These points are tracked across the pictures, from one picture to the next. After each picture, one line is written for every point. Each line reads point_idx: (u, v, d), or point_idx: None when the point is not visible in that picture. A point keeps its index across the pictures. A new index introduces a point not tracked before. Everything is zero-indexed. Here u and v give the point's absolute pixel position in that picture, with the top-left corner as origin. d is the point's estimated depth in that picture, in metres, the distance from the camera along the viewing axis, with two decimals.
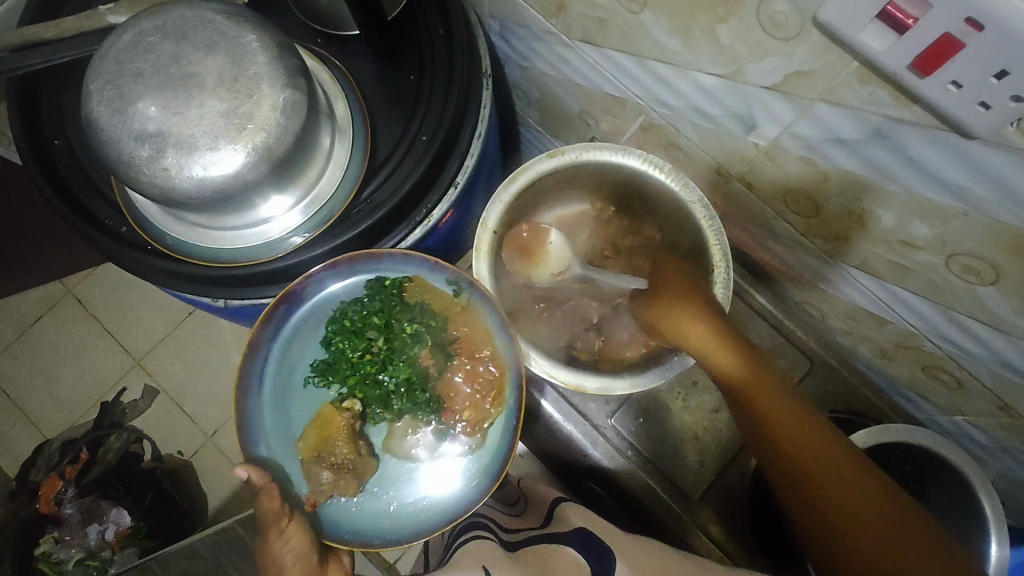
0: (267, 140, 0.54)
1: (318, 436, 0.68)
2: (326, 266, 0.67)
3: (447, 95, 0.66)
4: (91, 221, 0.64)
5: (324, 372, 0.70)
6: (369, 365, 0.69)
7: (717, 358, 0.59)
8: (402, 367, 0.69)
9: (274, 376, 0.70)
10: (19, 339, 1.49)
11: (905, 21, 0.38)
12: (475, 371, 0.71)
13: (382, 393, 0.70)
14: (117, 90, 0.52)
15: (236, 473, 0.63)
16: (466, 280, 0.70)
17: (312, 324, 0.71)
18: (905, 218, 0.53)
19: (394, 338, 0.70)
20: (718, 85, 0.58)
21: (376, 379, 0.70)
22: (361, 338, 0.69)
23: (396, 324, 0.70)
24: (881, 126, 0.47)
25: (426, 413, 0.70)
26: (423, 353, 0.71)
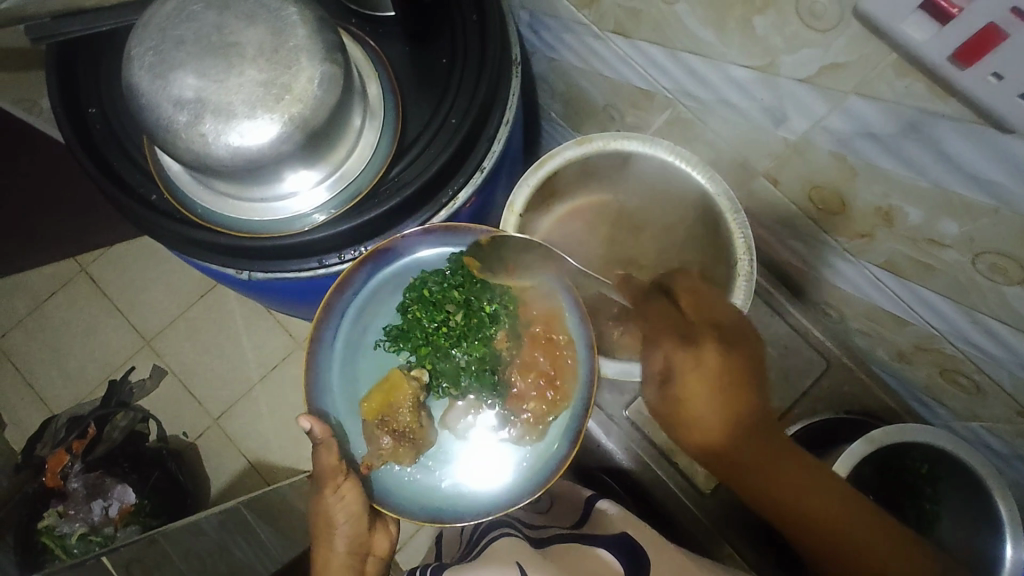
0: (303, 111, 0.54)
1: (383, 399, 0.68)
2: (405, 235, 0.68)
3: (478, 79, 0.66)
4: (123, 188, 0.65)
5: (395, 339, 0.70)
6: (443, 337, 0.69)
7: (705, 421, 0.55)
8: (478, 345, 0.69)
9: (349, 329, 0.72)
10: (31, 314, 1.50)
11: (949, 10, 0.38)
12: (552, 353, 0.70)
13: (452, 368, 0.70)
14: (159, 56, 0.53)
15: (300, 423, 0.62)
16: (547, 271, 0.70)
17: (393, 289, 0.72)
18: (934, 215, 0.53)
19: (473, 314, 0.69)
20: (750, 78, 0.58)
21: (447, 353, 0.69)
22: (439, 309, 0.69)
23: (477, 302, 0.69)
24: (915, 120, 0.47)
25: (492, 395, 0.70)
26: (499, 336, 0.70)
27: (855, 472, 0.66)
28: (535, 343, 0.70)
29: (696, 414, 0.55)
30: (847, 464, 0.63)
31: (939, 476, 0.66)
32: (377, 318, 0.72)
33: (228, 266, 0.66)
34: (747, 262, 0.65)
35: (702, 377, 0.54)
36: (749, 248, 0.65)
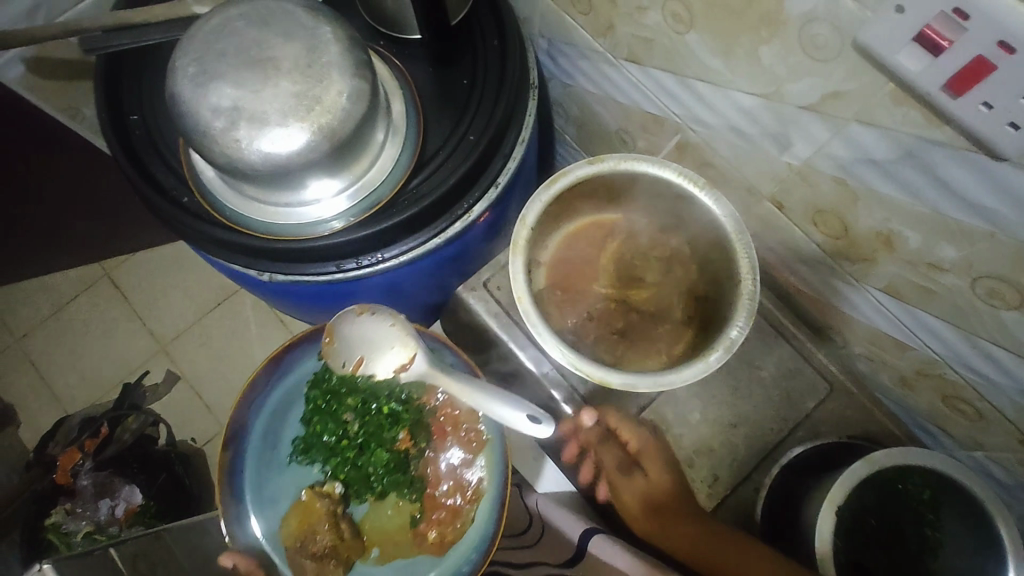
0: (331, 122, 0.58)
1: (300, 522, 0.80)
2: (287, 352, 0.81)
3: (497, 99, 0.70)
4: (157, 189, 0.69)
5: (306, 451, 0.82)
6: (345, 448, 0.81)
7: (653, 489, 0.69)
8: (381, 448, 0.80)
9: (261, 450, 0.82)
10: (53, 315, 1.54)
11: (940, 43, 0.41)
12: (456, 436, 0.81)
13: (362, 474, 0.81)
14: (202, 67, 0.57)
15: (224, 560, 0.76)
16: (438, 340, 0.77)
17: (293, 400, 0.83)
18: (933, 240, 0.54)
19: (372, 417, 0.79)
20: (756, 105, 0.61)
21: (353, 462, 0.81)
22: (335, 421, 0.80)
23: (370, 409, 0.79)
24: (912, 147, 0.49)
25: (406, 490, 0.80)
26: (401, 435, 0.80)
27: (848, 500, 0.65)
28: (444, 435, 0.81)
29: (649, 489, 0.69)
30: (844, 487, 0.63)
31: (939, 503, 0.65)
32: (282, 433, 0.83)
33: (251, 267, 0.69)
34: (752, 282, 0.65)
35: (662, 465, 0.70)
36: (754, 268, 0.65)
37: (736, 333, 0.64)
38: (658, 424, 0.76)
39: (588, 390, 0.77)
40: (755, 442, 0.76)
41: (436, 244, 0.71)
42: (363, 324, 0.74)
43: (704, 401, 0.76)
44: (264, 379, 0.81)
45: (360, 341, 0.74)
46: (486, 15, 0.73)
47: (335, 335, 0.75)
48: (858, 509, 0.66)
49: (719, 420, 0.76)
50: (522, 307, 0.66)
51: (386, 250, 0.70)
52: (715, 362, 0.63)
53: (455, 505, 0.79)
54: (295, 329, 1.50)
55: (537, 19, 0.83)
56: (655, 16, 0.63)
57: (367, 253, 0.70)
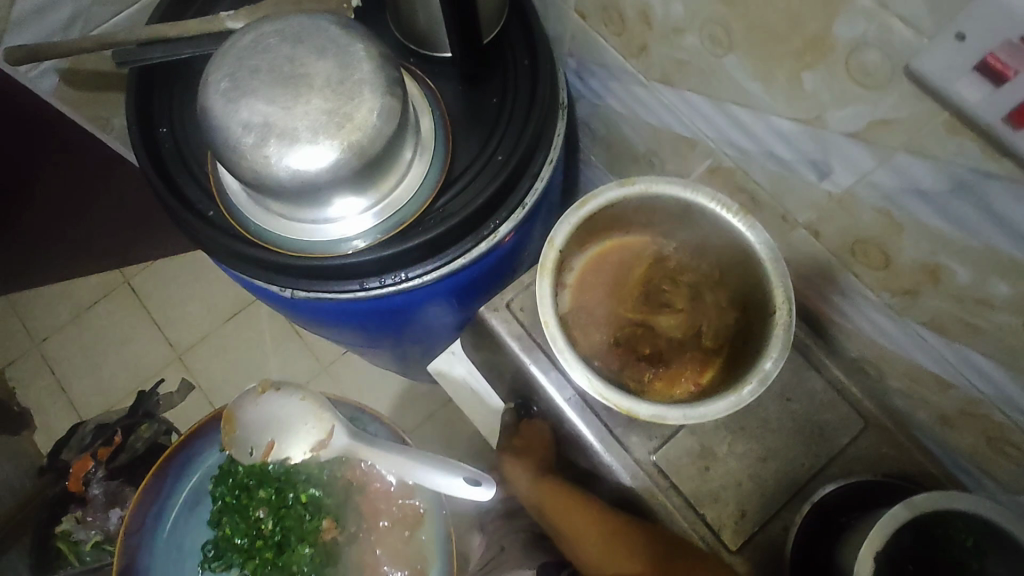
0: (361, 139, 0.57)
1: None
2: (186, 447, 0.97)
3: (527, 120, 0.69)
4: (183, 202, 0.68)
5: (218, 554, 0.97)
6: (265, 548, 0.97)
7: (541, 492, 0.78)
8: (305, 539, 0.97)
9: (167, 554, 0.97)
10: (72, 321, 1.55)
11: (1005, 72, 0.39)
12: (390, 514, 0.95)
13: (285, 570, 0.97)
14: (235, 82, 0.56)
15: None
16: (362, 412, 0.95)
17: (194, 504, 0.99)
18: (984, 275, 0.52)
19: (286, 509, 0.97)
20: (796, 131, 0.59)
21: (276, 561, 0.97)
22: (251, 520, 0.97)
23: (285, 505, 0.97)
24: (965, 179, 0.47)
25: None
26: (327, 523, 0.97)
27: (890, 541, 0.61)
28: (380, 516, 0.96)
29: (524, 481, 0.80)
30: (883, 531, 0.60)
31: (985, 551, 0.61)
32: (191, 539, 0.98)
33: (274, 284, 0.69)
34: (786, 312, 0.63)
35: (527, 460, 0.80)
36: (789, 297, 0.63)
37: (770, 365, 0.62)
38: (684, 456, 0.73)
39: (611, 418, 0.74)
40: (785, 478, 0.72)
41: (461, 265, 0.70)
42: (267, 407, 0.85)
43: (732, 434, 0.73)
44: (148, 502, 0.96)
45: (266, 423, 0.85)
46: (518, 36, 0.73)
47: (238, 424, 0.86)
48: (894, 554, 0.62)
49: (747, 454, 0.73)
50: (549, 331, 0.64)
51: (410, 269, 0.69)
52: (749, 395, 0.61)
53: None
54: (310, 343, 1.49)
55: (568, 38, 0.82)
56: (692, 38, 0.62)
57: (390, 272, 0.68)
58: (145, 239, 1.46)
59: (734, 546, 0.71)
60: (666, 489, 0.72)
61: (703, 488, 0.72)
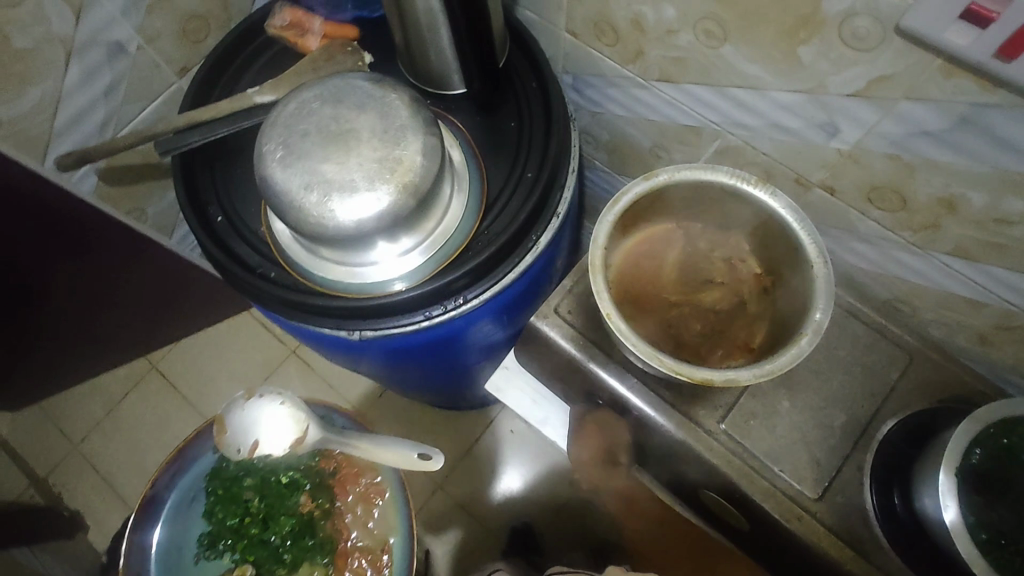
0: (413, 179, 0.62)
1: None
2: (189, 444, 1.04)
3: (547, 137, 0.75)
4: (245, 268, 0.72)
5: (211, 543, 1.05)
6: (253, 526, 1.06)
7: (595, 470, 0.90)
8: (285, 517, 1.07)
9: (166, 556, 1.03)
10: (107, 416, 1.56)
11: (989, 15, 0.45)
12: (355, 485, 1.04)
13: (270, 548, 1.06)
14: (289, 148, 0.61)
15: None
16: (334, 411, 1.00)
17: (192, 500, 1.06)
18: (998, 196, 0.57)
19: (272, 490, 1.08)
20: (799, 101, 0.65)
21: (264, 539, 1.06)
22: (238, 503, 1.05)
23: (270, 485, 1.08)
24: (966, 113, 0.53)
25: (320, 552, 1.04)
26: (303, 499, 1.08)
27: (968, 461, 0.65)
28: (349, 491, 1.04)
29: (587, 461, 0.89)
30: (954, 450, 0.64)
31: None
32: (183, 539, 1.05)
33: (343, 328, 0.73)
34: (823, 265, 0.67)
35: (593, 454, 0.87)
36: (822, 250, 0.67)
37: (821, 313, 0.65)
38: (750, 419, 0.77)
39: (675, 396, 0.78)
40: (849, 422, 0.76)
41: (512, 279, 0.74)
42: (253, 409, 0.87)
43: (790, 390, 0.77)
44: (148, 512, 1.03)
45: (252, 427, 0.86)
46: (522, 63, 0.78)
47: (224, 425, 0.88)
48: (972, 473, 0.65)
49: (808, 407, 0.77)
50: (612, 323, 0.67)
51: (467, 292, 0.73)
52: (807, 346, 0.64)
53: (364, 563, 1.00)
54: (345, 392, 1.51)
55: (561, 56, 0.88)
56: (686, 36, 0.68)
57: (450, 298, 0.73)
58: (178, 313, 1.48)
59: (816, 495, 0.74)
60: (740, 453, 0.75)
61: (775, 446, 0.76)
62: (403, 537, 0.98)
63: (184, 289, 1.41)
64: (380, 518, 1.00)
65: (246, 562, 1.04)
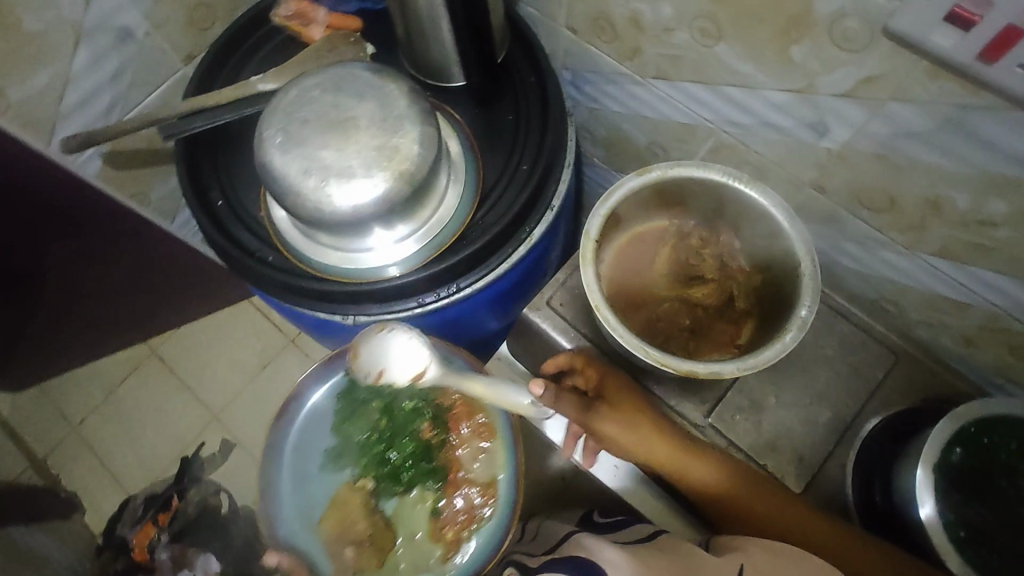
0: (409, 167, 0.63)
1: (337, 518, 0.94)
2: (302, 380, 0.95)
3: (544, 131, 0.76)
4: (244, 251, 0.74)
5: (335, 459, 0.96)
6: (379, 445, 0.94)
7: (640, 445, 0.72)
8: (409, 442, 0.93)
9: (294, 468, 0.96)
10: (107, 400, 1.56)
11: (971, 19, 0.45)
12: (470, 419, 0.92)
13: (391, 468, 0.94)
14: (289, 134, 0.63)
15: (268, 560, 0.89)
16: (454, 355, 0.80)
17: (320, 421, 0.97)
18: (982, 198, 0.58)
19: (393, 413, 0.93)
20: (791, 100, 0.66)
21: (385, 459, 0.94)
22: (364, 423, 0.95)
23: (392, 410, 0.93)
24: (951, 115, 0.54)
25: (432, 480, 0.92)
26: (424, 427, 0.93)
27: (944, 458, 0.66)
28: (461, 423, 0.92)
29: (615, 429, 0.72)
30: (932, 445, 0.66)
31: None
32: (326, 442, 0.97)
33: (337, 313, 0.74)
34: (811, 264, 0.68)
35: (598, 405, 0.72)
36: (810, 249, 0.68)
37: (807, 310, 0.67)
38: (737, 413, 0.78)
39: (662, 390, 0.80)
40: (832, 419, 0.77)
41: (505, 269, 0.76)
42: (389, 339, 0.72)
43: (775, 387, 0.79)
44: (277, 430, 0.96)
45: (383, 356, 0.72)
46: (521, 58, 0.80)
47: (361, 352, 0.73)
48: (952, 470, 0.66)
49: (793, 403, 0.78)
50: (601, 315, 0.68)
51: (460, 281, 0.74)
52: (791, 341, 0.66)
53: (473, 496, 0.90)
54: None
55: (561, 52, 0.89)
56: (682, 34, 0.70)
57: (442, 286, 0.74)
58: (171, 307, 1.49)
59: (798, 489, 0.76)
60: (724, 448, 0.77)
61: (759, 441, 0.77)
62: (510, 474, 0.89)
63: (181, 282, 1.44)
64: (484, 457, 0.91)
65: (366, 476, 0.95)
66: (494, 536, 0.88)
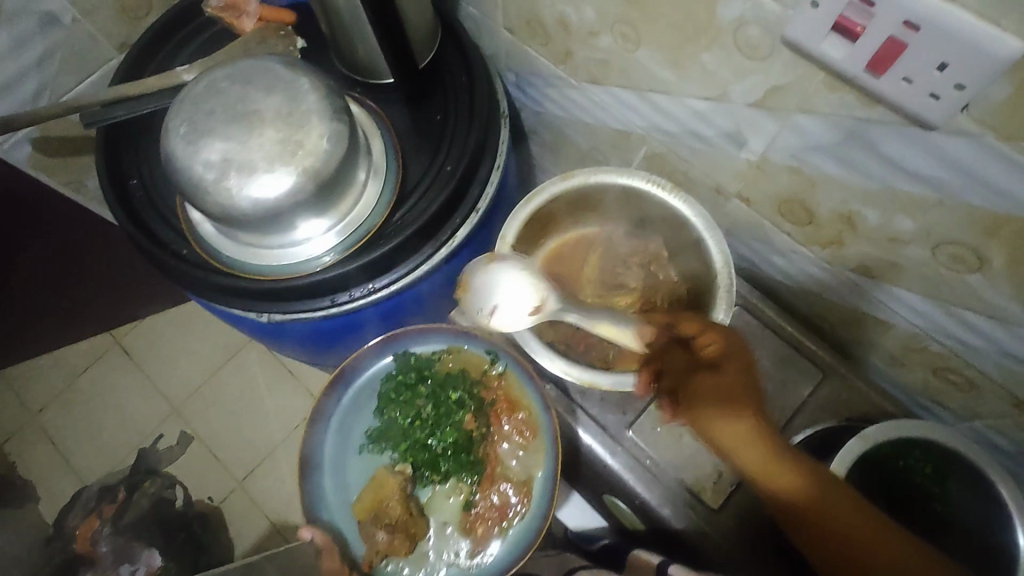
0: (314, 164, 0.62)
1: (373, 498, 0.80)
2: (353, 358, 0.82)
3: (469, 130, 0.75)
4: (157, 243, 0.72)
5: (376, 440, 0.82)
6: (418, 431, 0.82)
7: (765, 467, 0.53)
8: (449, 432, 0.81)
9: (334, 443, 0.83)
10: (68, 388, 1.49)
11: (856, 29, 0.44)
12: (511, 416, 0.81)
13: (430, 456, 0.82)
14: (193, 126, 0.62)
15: (301, 533, 0.77)
16: (502, 350, 0.82)
17: (360, 405, 0.84)
18: (890, 215, 0.57)
19: (440, 403, 0.82)
20: (710, 109, 0.64)
21: (424, 445, 0.82)
22: (410, 407, 0.82)
23: (444, 395, 0.82)
24: (852, 128, 0.52)
25: (468, 473, 0.81)
26: (468, 418, 0.82)
27: (849, 480, 0.64)
28: (502, 419, 0.82)
29: (722, 428, 0.54)
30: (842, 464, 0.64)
31: (945, 473, 0.65)
32: (359, 427, 0.84)
33: (250, 309, 0.73)
34: (729, 274, 0.68)
35: (727, 391, 0.54)
36: (728, 261, 0.68)
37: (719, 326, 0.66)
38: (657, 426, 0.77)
39: (586, 400, 0.79)
40: None
41: (426, 270, 0.75)
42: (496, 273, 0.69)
43: None
44: (327, 405, 0.83)
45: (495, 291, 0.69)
46: (452, 57, 0.78)
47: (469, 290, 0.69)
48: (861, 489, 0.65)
49: None
50: (509, 320, 0.68)
51: (377, 280, 0.73)
52: None
53: (509, 494, 0.79)
54: None
55: (503, 54, 0.88)
56: (607, 38, 0.68)
57: (358, 286, 0.73)
58: (123, 302, 1.43)
59: (715, 505, 0.74)
60: (644, 460, 0.76)
61: (679, 455, 0.75)
62: (549, 475, 0.78)
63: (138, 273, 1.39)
64: (523, 455, 0.81)
65: (406, 461, 0.82)
66: (529, 532, 0.78)
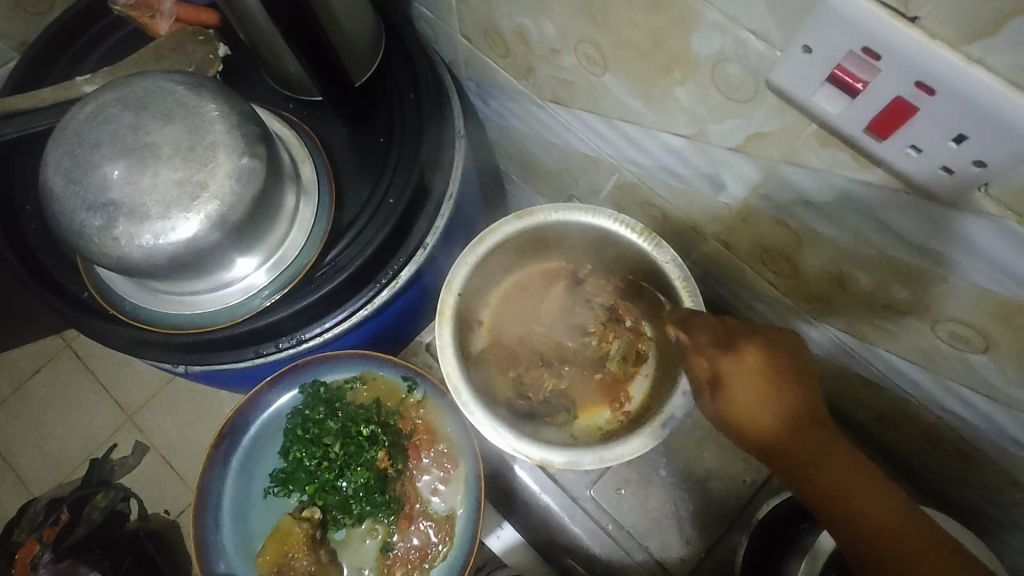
0: (221, 207, 0.53)
1: (276, 549, 0.73)
2: (248, 401, 0.74)
3: (415, 157, 0.64)
4: (54, 288, 0.64)
5: (282, 483, 0.75)
6: (327, 471, 0.74)
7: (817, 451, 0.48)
8: (361, 472, 0.73)
9: (233, 488, 0.75)
10: (14, 394, 1.28)
11: (854, 85, 0.36)
12: (432, 448, 0.76)
13: (340, 498, 0.74)
14: (74, 160, 0.52)
15: None
16: (421, 377, 0.75)
17: (266, 442, 0.77)
18: (884, 282, 0.50)
19: (350, 441, 0.74)
20: (685, 146, 0.56)
21: (334, 486, 0.74)
22: (317, 445, 0.74)
23: (354, 431, 0.74)
24: (845, 188, 0.45)
25: (385, 513, 0.75)
26: (381, 455, 0.74)
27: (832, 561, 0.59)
28: (420, 453, 0.76)
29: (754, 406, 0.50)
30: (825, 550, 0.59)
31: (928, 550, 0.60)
32: (263, 467, 0.77)
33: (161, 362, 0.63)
34: None
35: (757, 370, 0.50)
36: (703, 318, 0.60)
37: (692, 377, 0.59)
38: (622, 486, 0.72)
39: None
40: (725, 499, 0.71)
41: (364, 316, 0.65)
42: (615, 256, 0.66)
43: (669, 458, 0.72)
44: (225, 449, 0.75)
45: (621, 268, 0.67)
46: (398, 66, 0.68)
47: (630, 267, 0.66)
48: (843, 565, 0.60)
49: (686, 476, 0.71)
50: (451, 384, 0.61)
51: (308, 328, 0.64)
52: (678, 408, 0.59)
53: (429, 533, 0.75)
54: None
55: (461, 62, 0.78)
56: (570, 58, 0.59)
57: (285, 335, 0.64)
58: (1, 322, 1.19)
59: None
60: (606, 524, 0.71)
61: (644, 520, 0.71)
62: (470, 513, 0.73)
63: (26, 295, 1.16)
64: (444, 489, 0.75)
65: (315, 504, 0.75)
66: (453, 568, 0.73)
